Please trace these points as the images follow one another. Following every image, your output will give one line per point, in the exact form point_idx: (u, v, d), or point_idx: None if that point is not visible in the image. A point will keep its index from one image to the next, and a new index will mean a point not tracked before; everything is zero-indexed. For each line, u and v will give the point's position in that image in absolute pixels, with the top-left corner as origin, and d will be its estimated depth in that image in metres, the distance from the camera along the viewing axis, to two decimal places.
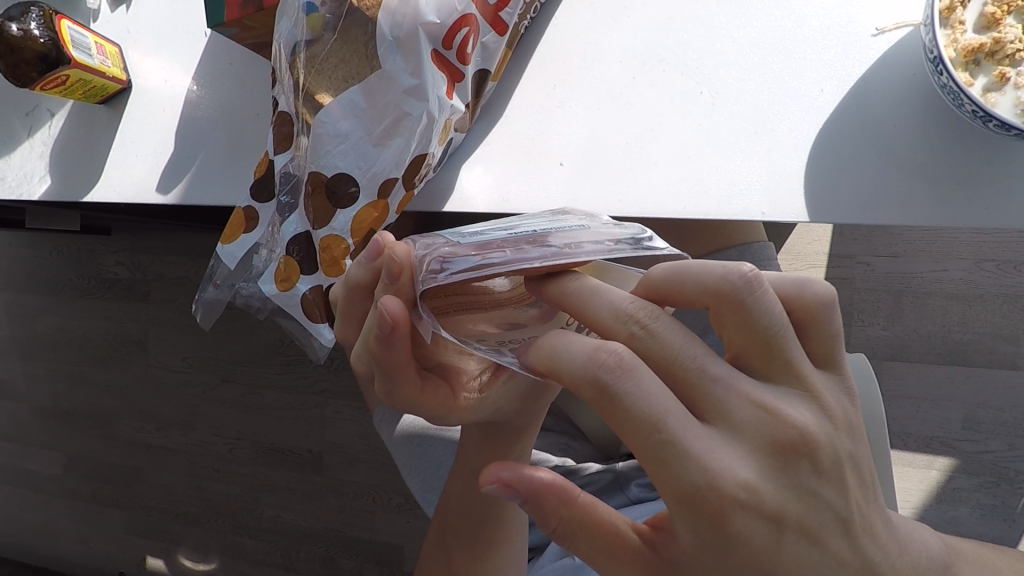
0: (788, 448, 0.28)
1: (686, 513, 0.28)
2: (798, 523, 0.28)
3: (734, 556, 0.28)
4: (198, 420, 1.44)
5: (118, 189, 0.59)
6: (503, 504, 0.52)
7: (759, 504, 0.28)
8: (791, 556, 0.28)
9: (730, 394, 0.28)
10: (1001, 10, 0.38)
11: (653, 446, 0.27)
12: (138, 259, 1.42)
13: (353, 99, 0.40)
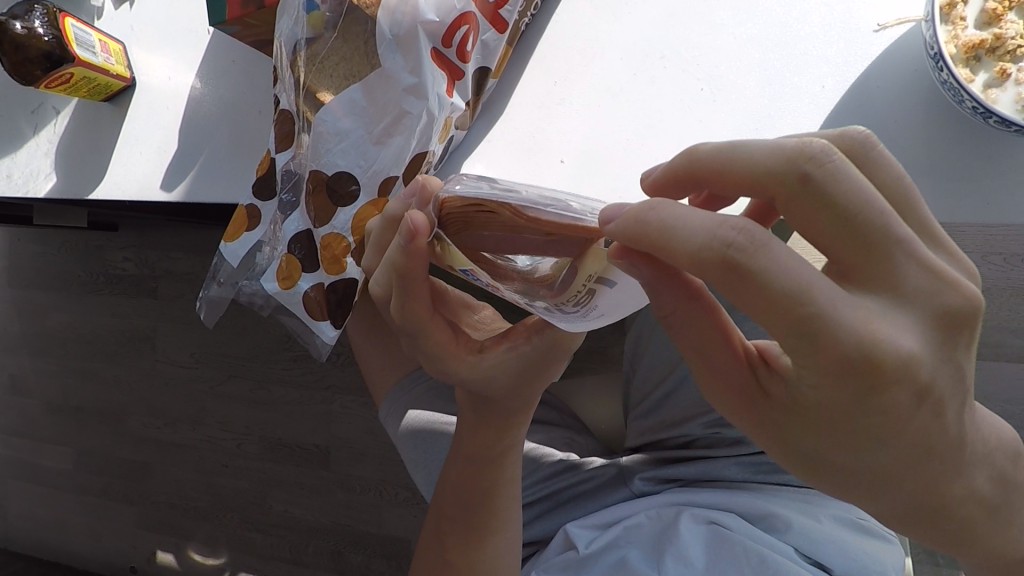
0: (935, 311, 0.27)
1: (833, 376, 0.27)
2: (936, 396, 0.28)
3: (865, 417, 0.28)
4: (206, 415, 1.46)
5: (123, 186, 0.59)
6: (496, 491, 0.53)
7: (907, 362, 0.27)
8: (917, 422, 0.29)
9: (888, 249, 0.26)
10: (1002, 5, 0.38)
11: (795, 299, 0.26)
12: (145, 255, 1.43)
13: (353, 98, 0.40)
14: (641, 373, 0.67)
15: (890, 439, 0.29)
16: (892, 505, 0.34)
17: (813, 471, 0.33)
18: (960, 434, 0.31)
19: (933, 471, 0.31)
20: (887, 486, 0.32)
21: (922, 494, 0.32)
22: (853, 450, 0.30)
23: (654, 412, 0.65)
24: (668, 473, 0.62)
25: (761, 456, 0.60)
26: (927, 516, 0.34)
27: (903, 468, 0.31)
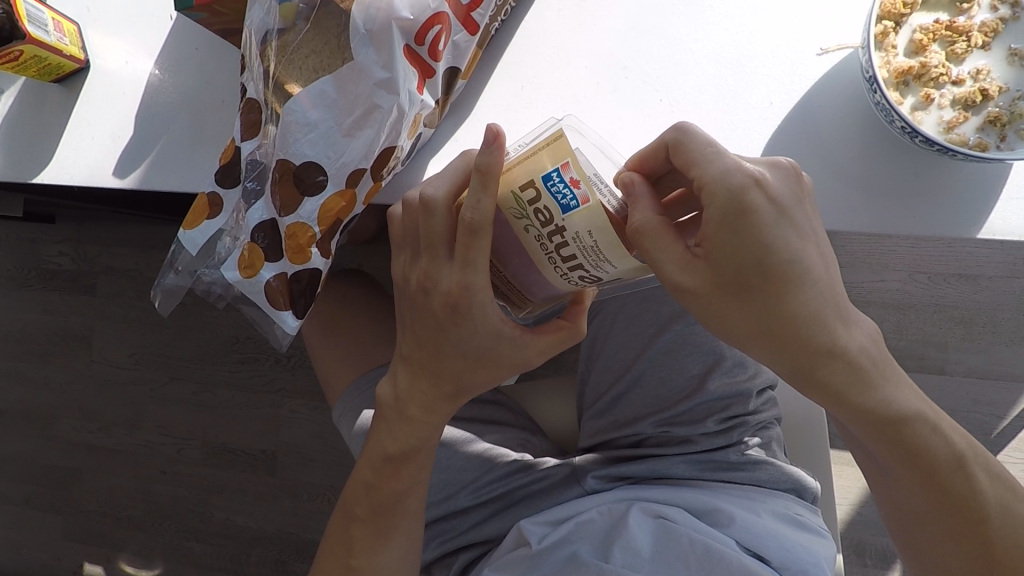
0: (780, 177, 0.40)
1: (724, 200, 0.38)
2: (794, 224, 0.39)
3: (753, 226, 0.38)
4: (144, 419, 1.39)
5: (71, 171, 0.57)
6: (409, 490, 0.58)
7: (768, 191, 0.38)
8: (784, 240, 0.39)
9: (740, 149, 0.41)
10: (927, 37, 0.42)
11: (704, 149, 0.38)
12: (84, 250, 1.36)
13: (323, 89, 0.40)
14: (596, 375, 0.69)
15: (765, 261, 0.39)
16: (779, 338, 0.41)
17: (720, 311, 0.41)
18: (817, 271, 0.40)
19: (799, 300, 0.40)
20: (770, 313, 0.40)
21: (799, 324, 0.41)
22: (741, 272, 0.39)
23: (607, 412, 0.67)
24: (620, 471, 0.64)
25: (707, 454, 0.63)
26: (805, 355, 0.42)
27: (779, 291, 0.39)
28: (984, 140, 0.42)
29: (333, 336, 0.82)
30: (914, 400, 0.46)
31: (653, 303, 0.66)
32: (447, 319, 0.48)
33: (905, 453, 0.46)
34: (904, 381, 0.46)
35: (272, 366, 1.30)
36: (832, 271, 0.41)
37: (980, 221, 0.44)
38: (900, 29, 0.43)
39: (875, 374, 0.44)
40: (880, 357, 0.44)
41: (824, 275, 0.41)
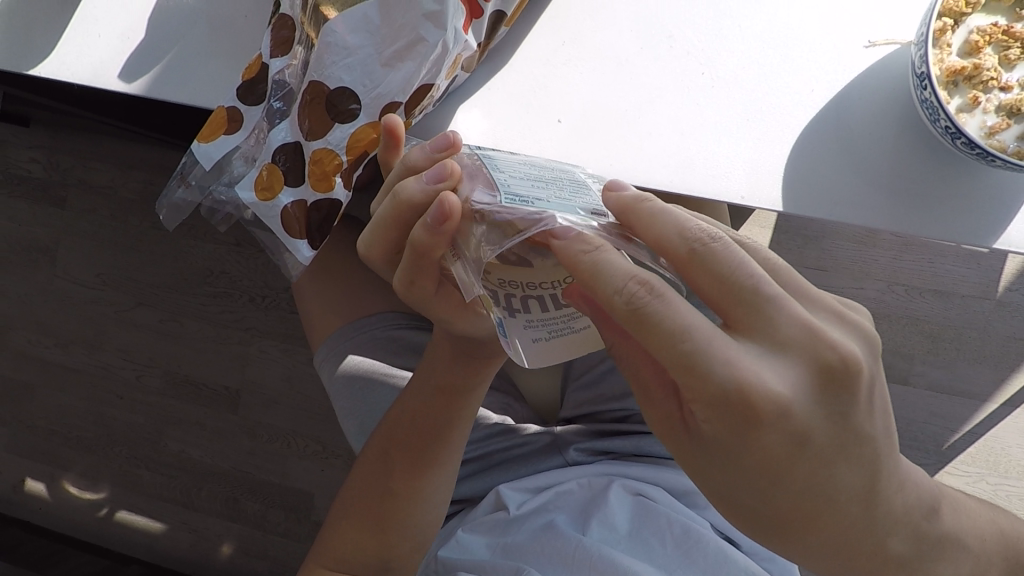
0: (802, 375, 0.33)
1: (720, 415, 0.33)
2: (808, 433, 0.34)
3: (751, 447, 0.34)
4: (105, 341, 1.35)
5: (72, 68, 0.53)
6: (452, 426, 0.55)
7: (774, 407, 0.33)
8: (795, 460, 0.34)
9: (768, 318, 0.33)
10: (983, 39, 0.43)
11: (685, 347, 0.32)
12: (57, 158, 1.29)
13: (367, 13, 0.38)
14: (587, 348, 0.71)
15: (789, 479, 0.35)
16: (826, 543, 0.37)
17: (751, 516, 0.37)
18: (865, 470, 0.36)
19: (833, 508, 0.36)
20: (808, 524, 0.36)
21: (838, 531, 0.37)
22: (764, 487, 0.35)
23: (597, 385, 0.69)
24: (604, 445, 0.65)
25: None
26: (846, 558, 0.39)
27: (817, 505, 0.36)
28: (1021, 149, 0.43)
29: (321, 279, 0.80)
30: (954, 561, 0.42)
31: None
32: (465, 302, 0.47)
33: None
34: (948, 545, 0.42)
35: (245, 303, 1.27)
36: (884, 463, 0.36)
37: (999, 232, 0.45)
38: (957, 28, 0.44)
39: (919, 551, 0.41)
40: (924, 530, 0.40)
41: (874, 472, 0.36)
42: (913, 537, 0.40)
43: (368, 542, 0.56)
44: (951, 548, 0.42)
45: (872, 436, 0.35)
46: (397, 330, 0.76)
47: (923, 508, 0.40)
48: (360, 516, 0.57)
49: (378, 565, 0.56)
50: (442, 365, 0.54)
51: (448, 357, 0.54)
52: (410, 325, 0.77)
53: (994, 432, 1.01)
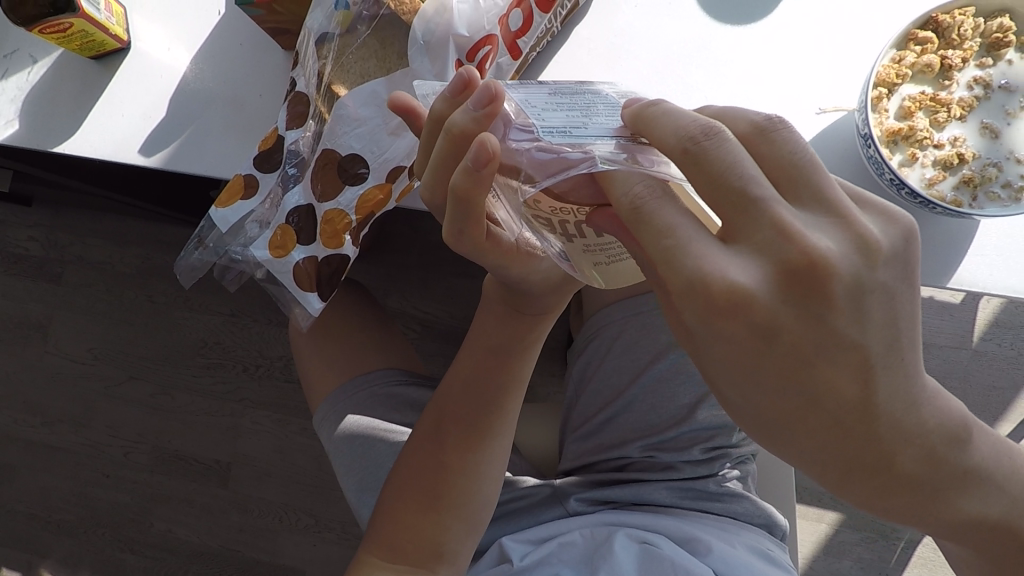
0: (796, 274, 0.30)
1: (705, 319, 0.31)
2: (789, 336, 0.31)
3: (732, 346, 0.31)
4: (93, 417, 1.33)
5: (96, 146, 0.58)
6: (508, 393, 0.58)
7: (749, 310, 0.30)
8: (776, 362, 0.31)
9: (762, 212, 0.30)
10: (915, 104, 0.48)
11: (659, 244, 0.30)
12: (56, 237, 1.32)
13: (376, 90, 0.43)
14: (585, 399, 0.70)
15: (784, 377, 0.32)
16: (832, 456, 0.34)
17: (748, 416, 0.34)
18: (875, 377, 0.32)
19: (837, 418, 0.32)
20: (810, 429, 0.33)
21: (850, 446, 0.33)
22: (758, 386, 0.32)
23: (594, 435, 0.68)
24: (604, 494, 0.65)
25: (688, 482, 0.65)
26: (858, 478, 0.34)
27: (819, 410, 0.32)
28: (959, 198, 0.47)
29: (319, 340, 0.81)
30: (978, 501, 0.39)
31: (651, 330, 0.67)
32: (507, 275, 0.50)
33: (952, 523, 0.39)
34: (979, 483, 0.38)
35: (239, 374, 1.27)
36: (899, 374, 0.32)
37: (951, 273, 0.49)
38: (891, 95, 0.49)
39: (944, 477, 0.36)
40: (952, 458, 0.36)
41: (887, 382, 0.32)
42: (938, 464, 0.36)
43: (427, 525, 0.56)
44: (980, 475, 0.38)
45: (879, 345, 0.32)
46: (395, 388, 0.78)
47: (956, 433, 0.36)
48: (418, 499, 0.56)
49: (434, 552, 0.55)
50: (498, 330, 0.59)
51: (502, 321, 0.58)
52: (408, 383, 0.79)
53: None
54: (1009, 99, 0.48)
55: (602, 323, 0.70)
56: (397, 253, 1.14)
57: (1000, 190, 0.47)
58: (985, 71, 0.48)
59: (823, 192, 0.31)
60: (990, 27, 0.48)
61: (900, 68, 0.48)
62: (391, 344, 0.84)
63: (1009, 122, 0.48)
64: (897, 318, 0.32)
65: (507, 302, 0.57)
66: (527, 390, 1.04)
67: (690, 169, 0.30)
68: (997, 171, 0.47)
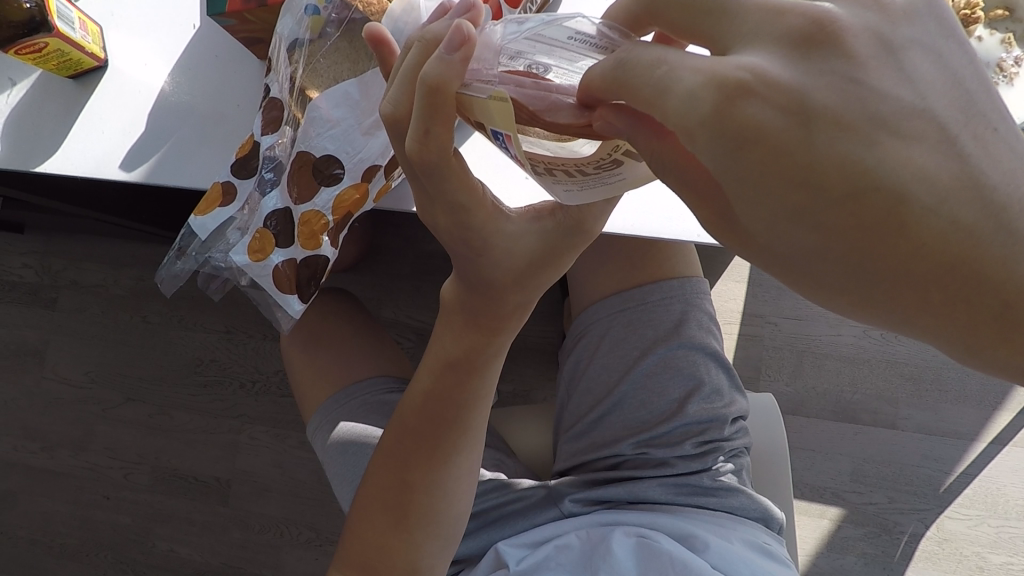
0: (806, 46, 0.26)
1: (721, 134, 0.26)
2: (830, 116, 0.25)
3: (771, 156, 0.26)
4: (91, 440, 1.32)
5: (77, 163, 0.58)
6: (471, 407, 0.58)
7: (762, 93, 0.26)
8: (831, 150, 0.25)
9: (741, 6, 0.28)
10: None
11: (651, 79, 0.27)
12: (49, 262, 1.32)
13: (348, 91, 0.43)
14: (576, 397, 0.70)
15: (849, 182, 0.25)
16: (966, 289, 0.24)
17: (837, 273, 0.26)
18: (968, 155, 0.24)
19: (946, 218, 0.24)
20: (918, 245, 0.24)
21: (984, 264, 0.24)
22: (824, 209, 0.25)
23: (588, 433, 0.68)
24: (599, 495, 0.64)
25: (682, 478, 0.64)
26: (1023, 320, 0.24)
27: (917, 209, 0.24)
28: None
29: (311, 350, 0.81)
30: None
31: (638, 327, 0.67)
32: (470, 236, 0.46)
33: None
34: None
35: (236, 391, 1.27)
36: (999, 150, 0.25)
37: None
38: None
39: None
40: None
41: (989, 161, 0.25)
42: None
43: (397, 544, 0.58)
44: None
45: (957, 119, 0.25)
46: (388, 394, 0.78)
47: None
48: (387, 515, 0.59)
49: (405, 567, 0.59)
50: (461, 342, 0.56)
51: (461, 333, 0.56)
52: (401, 388, 0.79)
53: (989, 471, 1.01)
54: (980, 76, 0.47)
55: (591, 320, 0.70)
56: (389, 264, 1.14)
57: None
58: None
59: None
60: (958, 3, 0.48)
61: None
62: (383, 351, 0.83)
63: None
64: (961, 86, 0.26)
65: (466, 306, 0.54)
66: (523, 395, 1.04)
67: (657, 7, 0.31)
68: None
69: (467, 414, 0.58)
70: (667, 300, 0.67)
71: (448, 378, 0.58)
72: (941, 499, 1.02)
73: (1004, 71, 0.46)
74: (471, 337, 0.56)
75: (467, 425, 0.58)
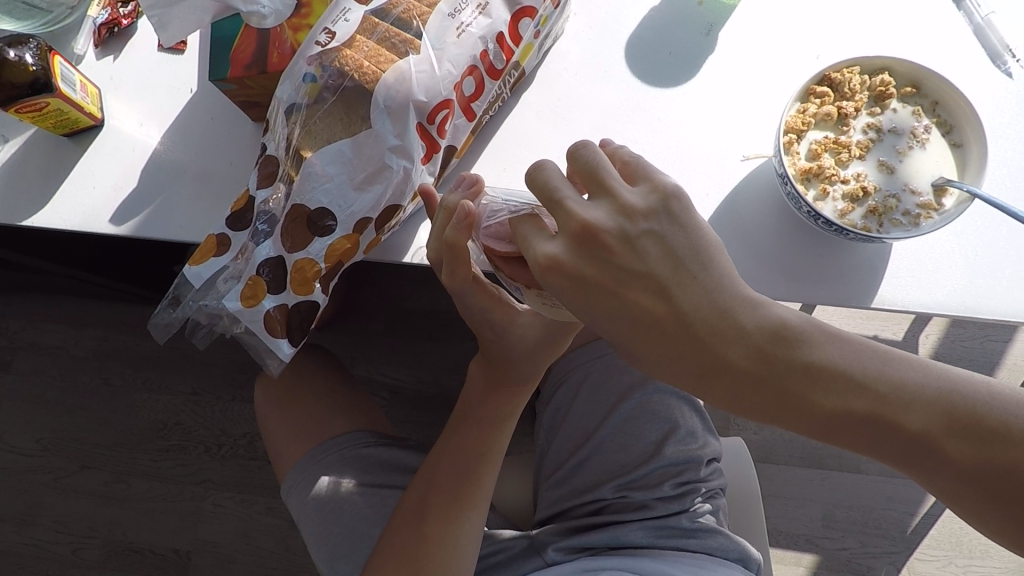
0: (584, 234, 0.38)
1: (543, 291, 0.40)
2: (597, 282, 0.38)
3: (569, 303, 0.39)
4: (39, 513, 1.24)
5: (67, 217, 0.60)
6: (488, 460, 0.60)
7: (558, 272, 0.38)
8: (596, 302, 0.39)
9: (556, 206, 0.39)
10: (822, 146, 0.50)
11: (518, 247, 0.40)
12: (7, 323, 1.29)
13: (341, 149, 0.46)
14: (557, 444, 0.71)
15: (614, 315, 0.39)
16: (679, 365, 0.38)
17: (626, 352, 0.41)
18: (670, 291, 0.37)
19: (662, 331, 0.38)
20: (648, 347, 0.39)
21: (682, 356, 0.38)
22: (602, 326, 0.40)
23: (568, 479, 0.69)
24: (581, 541, 0.64)
25: (662, 520, 0.65)
26: (707, 384, 0.38)
27: (641, 329, 0.38)
28: (867, 226, 0.49)
29: (286, 405, 0.81)
30: (877, 401, 0.36)
31: (615, 372, 0.71)
32: (492, 324, 0.55)
33: (834, 423, 0.36)
34: (863, 378, 0.36)
35: (201, 454, 1.23)
36: (693, 289, 0.37)
37: (873, 291, 0.51)
38: (801, 140, 0.51)
39: (809, 381, 0.36)
40: (805, 360, 0.36)
41: (689, 296, 0.37)
42: (770, 360, 0.37)
43: None
44: (851, 384, 0.36)
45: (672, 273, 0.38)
46: (365, 447, 0.78)
47: (797, 336, 0.37)
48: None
49: None
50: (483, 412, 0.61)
51: (482, 398, 0.62)
52: (377, 442, 0.79)
53: (950, 512, 1.05)
54: (894, 142, 0.51)
55: (569, 367, 0.73)
56: (364, 321, 1.15)
57: (901, 217, 0.49)
58: (875, 118, 0.51)
59: (611, 176, 0.39)
60: (874, 82, 0.51)
61: (805, 117, 0.50)
62: (359, 405, 0.83)
63: (901, 160, 0.50)
64: (679, 251, 0.38)
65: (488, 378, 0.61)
66: None
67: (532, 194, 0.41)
68: (897, 200, 0.49)
69: (487, 465, 0.60)
70: None
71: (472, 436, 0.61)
72: (909, 541, 1.05)
73: (917, 137, 0.50)
74: (495, 402, 0.61)
75: (486, 478, 0.60)
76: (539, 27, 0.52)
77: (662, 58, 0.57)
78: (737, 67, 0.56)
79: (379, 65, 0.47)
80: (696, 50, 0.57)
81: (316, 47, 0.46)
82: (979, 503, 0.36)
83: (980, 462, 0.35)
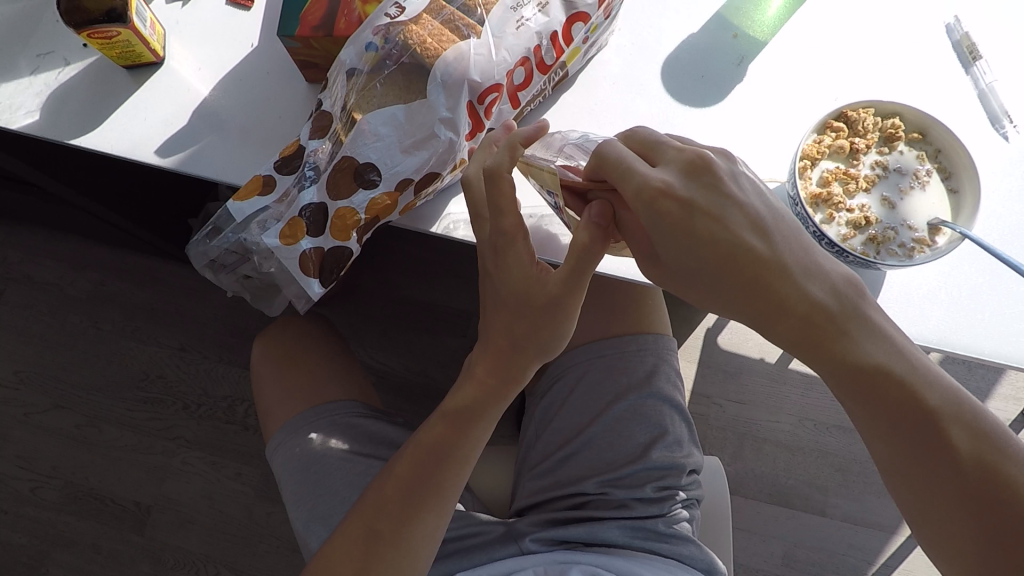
0: (695, 167, 0.45)
1: (647, 207, 0.44)
2: (704, 208, 0.44)
3: (671, 224, 0.44)
4: (5, 446, 1.24)
5: (113, 143, 0.62)
6: (454, 465, 0.58)
7: (673, 193, 0.44)
8: (700, 224, 0.44)
9: (666, 145, 0.47)
10: (833, 175, 0.55)
11: (619, 167, 0.45)
12: (5, 254, 1.29)
13: (395, 114, 0.50)
14: (546, 436, 0.74)
15: (715, 242, 0.44)
16: (760, 294, 0.44)
17: (700, 281, 0.45)
18: (770, 233, 0.44)
19: (758, 262, 0.44)
20: (737, 276, 0.44)
21: (765, 285, 0.44)
22: (696, 253, 0.44)
23: (553, 471, 0.71)
24: (559, 533, 0.67)
25: (640, 522, 0.68)
26: (778, 315, 0.44)
27: (736, 256, 0.44)
28: (866, 252, 0.53)
29: (283, 366, 0.83)
30: (905, 360, 0.44)
31: (614, 372, 0.73)
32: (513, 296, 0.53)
33: (872, 377, 0.44)
34: (894, 338, 0.45)
35: (178, 411, 1.23)
36: (786, 235, 0.45)
37: None
38: (814, 167, 0.55)
39: (856, 327, 0.44)
40: (857, 310, 0.44)
41: (781, 240, 0.45)
42: (838, 308, 0.44)
43: None
44: (883, 337, 0.44)
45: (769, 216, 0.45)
46: (355, 416, 0.80)
47: (857, 293, 0.45)
48: (357, 542, 0.56)
49: None
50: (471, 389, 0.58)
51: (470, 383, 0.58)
52: (365, 413, 0.81)
53: (906, 566, 1.08)
54: (897, 181, 0.55)
55: (568, 363, 0.75)
56: (364, 301, 1.18)
57: (897, 248, 0.54)
58: (883, 157, 0.56)
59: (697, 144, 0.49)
60: (885, 124, 0.55)
61: (820, 147, 0.55)
62: (353, 375, 0.85)
63: (902, 197, 0.55)
64: (768, 203, 0.46)
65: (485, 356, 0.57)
66: None
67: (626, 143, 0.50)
68: (895, 233, 0.54)
69: (454, 465, 0.58)
70: (640, 350, 0.73)
71: (447, 427, 0.58)
72: None
73: (918, 178, 0.55)
74: (474, 392, 0.58)
75: (451, 483, 0.58)
76: (589, 34, 0.56)
77: (695, 81, 0.61)
78: (762, 101, 0.60)
79: (441, 43, 0.50)
80: (725, 78, 0.61)
81: (384, 19, 0.50)
82: (958, 488, 0.43)
83: (970, 433, 0.43)
